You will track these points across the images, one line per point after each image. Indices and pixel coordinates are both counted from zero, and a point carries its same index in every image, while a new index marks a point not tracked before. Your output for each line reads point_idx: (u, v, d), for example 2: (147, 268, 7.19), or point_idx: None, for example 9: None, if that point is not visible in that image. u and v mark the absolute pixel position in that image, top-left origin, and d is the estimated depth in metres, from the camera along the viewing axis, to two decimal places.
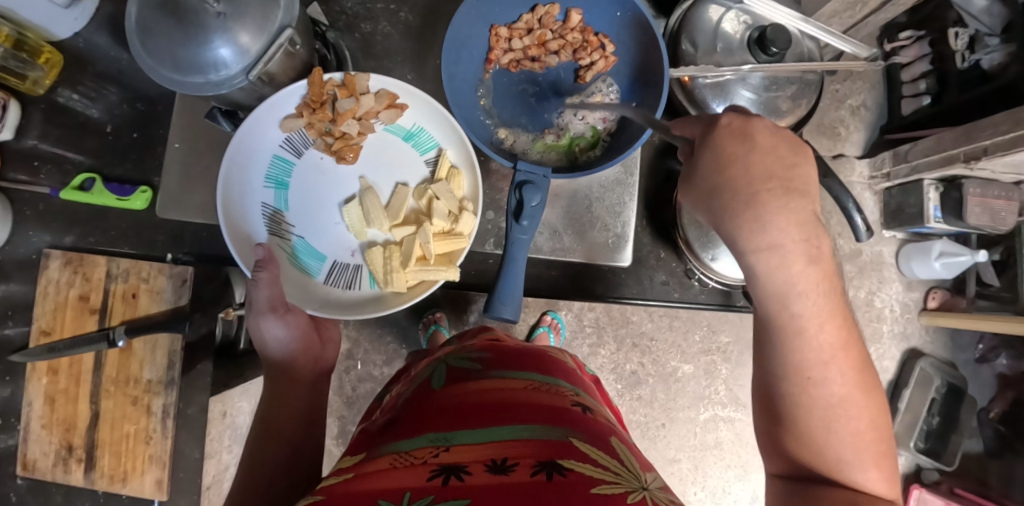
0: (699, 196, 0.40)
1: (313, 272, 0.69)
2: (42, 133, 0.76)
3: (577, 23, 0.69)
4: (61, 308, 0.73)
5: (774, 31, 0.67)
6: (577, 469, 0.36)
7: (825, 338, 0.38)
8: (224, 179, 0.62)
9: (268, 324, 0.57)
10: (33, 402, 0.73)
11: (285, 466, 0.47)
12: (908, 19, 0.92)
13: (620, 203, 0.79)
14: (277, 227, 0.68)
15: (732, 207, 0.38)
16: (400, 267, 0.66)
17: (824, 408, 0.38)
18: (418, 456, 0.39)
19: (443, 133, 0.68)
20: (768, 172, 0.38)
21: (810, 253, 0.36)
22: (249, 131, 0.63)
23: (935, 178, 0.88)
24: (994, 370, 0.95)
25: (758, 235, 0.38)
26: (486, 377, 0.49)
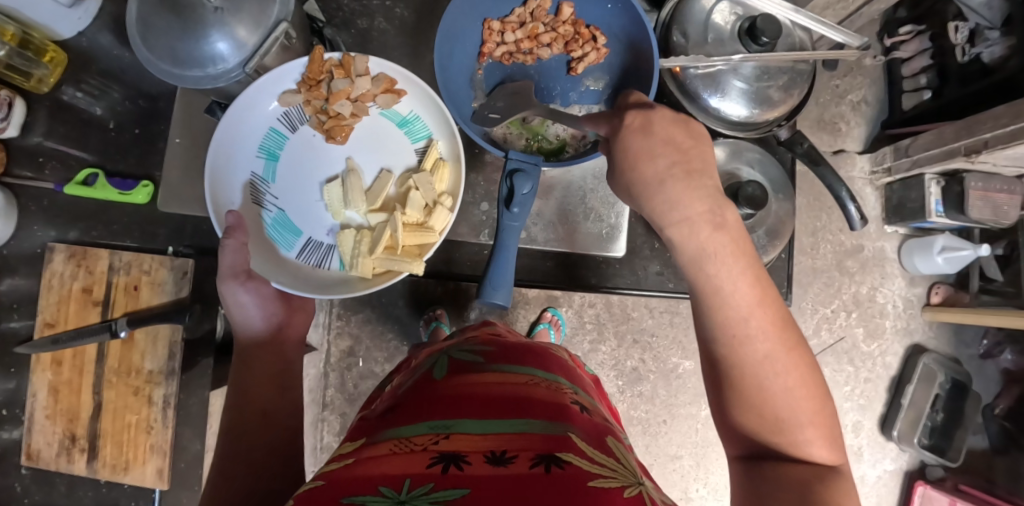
0: (649, 181, 0.44)
1: (287, 246, 0.69)
2: (47, 130, 0.78)
3: (569, 16, 0.70)
4: (65, 300, 0.75)
5: (764, 21, 0.68)
6: (575, 463, 0.37)
7: (755, 306, 0.40)
8: (217, 144, 0.64)
9: (231, 290, 0.59)
10: (37, 393, 0.74)
11: (258, 430, 0.49)
12: (908, 13, 0.93)
13: (616, 194, 0.79)
14: (258, 196, 0.68)
15: (679, 188, 0.43)
16: (367, 252, 0.67)
17: (762, 374, 0.39)
18: (418, 444, 0.39)
19: (436, 124, 0.69)
20: (685, 153, 0.44)
21: (715, 221, 0.42)
22: (251, 100, 0.65)
23: (936, 172, 0.87)
24: (999, 366, 0.95)
25: (695, 211, 0.42)
26: (486, 370, 0.50)
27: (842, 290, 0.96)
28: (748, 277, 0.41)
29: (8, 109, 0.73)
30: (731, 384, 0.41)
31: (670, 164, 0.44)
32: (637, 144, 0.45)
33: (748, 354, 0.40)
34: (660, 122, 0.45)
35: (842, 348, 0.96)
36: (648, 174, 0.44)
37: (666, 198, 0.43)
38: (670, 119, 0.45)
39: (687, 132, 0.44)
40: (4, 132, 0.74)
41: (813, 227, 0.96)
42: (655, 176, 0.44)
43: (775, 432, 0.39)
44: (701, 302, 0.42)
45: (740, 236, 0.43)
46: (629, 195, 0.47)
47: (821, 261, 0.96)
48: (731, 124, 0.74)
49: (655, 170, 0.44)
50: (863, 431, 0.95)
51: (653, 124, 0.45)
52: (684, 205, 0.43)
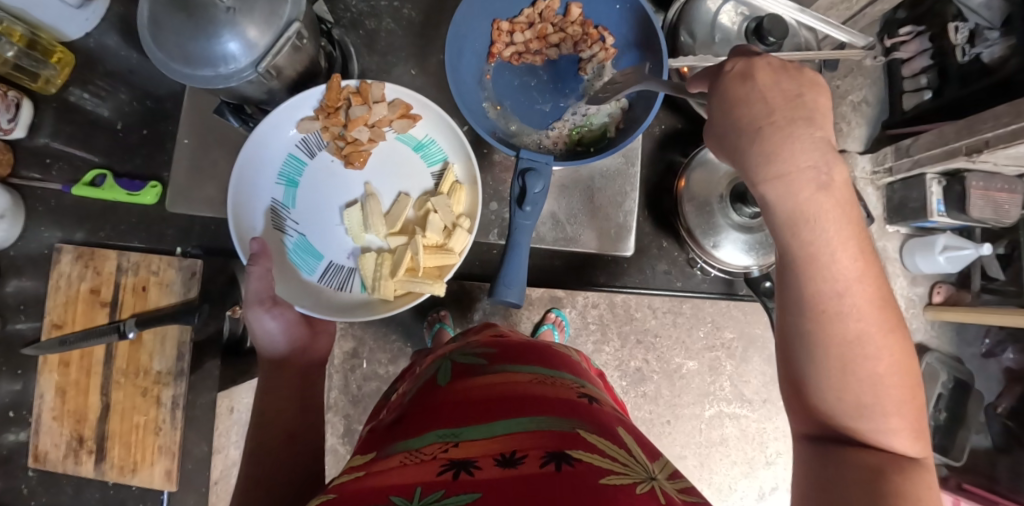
0: (744, 128, 0.39)
1: (309, 270, 0.70)
2: (53, 131, 0.77)
3: (577, 16, 0.70)
4: (72, 301, 0.75)
5: (771, 22, 0.68)
6: (585, 460, 0.37)
7: (854, 280, 0.36)
8: (237, 175, 0.65)
9: (257, 315, 0.58)
10: (45, 394, 0.74)
11: (286, 451, 0.49)
12: (907, 14, 0.94)
13: (621, 193, 0.80)
14: (279, 222, 0.69)
15: (780, 137, 0.37)
16: (389, 275, 0.67)
17: (851, 357, 0.36)
18: (428, 453, 0.40)
19: (453, 148, 0.70)
20: (793, 101, 0.38)
21: (819, 180, 0.36)
22: (269, 126, 0.66)
23: (937, 171, 0.88)
24: (1001, 365, 0.96)
25: (795, 165, 0.36)
26: (490, 372, 0.50)
27: None
28: (852, 250, 0.36)
29: (15, 110, 0.73)
30: (811, 362, 0.37)
31: (780, 109, 0.38)
32: (741, 93, 0.39)
33: (839, 335, 0.36)
34: (765, 70, 0.39)
35: None
36: (746, 122, 0.39)
37: (776, 149, 0.37)
38: (776, 67, 0.39)
39: (794, 78, 0.39)
40: (10, 133, 0.73)
41: None
42: (754, 118, 0.39)
43: (853, 419, 0.37)
44: (791, 272, 0.37)
45: (848, 198, 0.37)
46: (718, 145, 0.42)
47: None
48: None
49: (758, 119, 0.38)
50: None
51: (754, 70, 0.39)
52: (790, 161, 0.37)
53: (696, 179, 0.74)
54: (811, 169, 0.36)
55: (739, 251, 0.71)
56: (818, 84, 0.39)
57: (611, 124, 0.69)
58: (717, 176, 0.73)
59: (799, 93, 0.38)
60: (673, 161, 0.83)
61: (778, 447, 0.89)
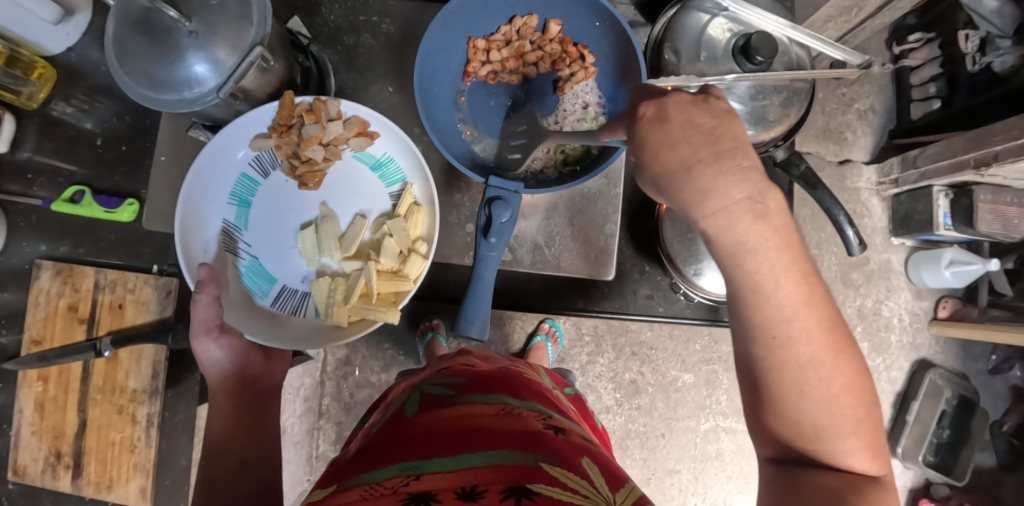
0: (674, 171, 0.35)
1: (262, 294, 0.68)
2: (36, 146, 0.78)
3: (557, 34, 0.69)
4: (51, 316, 0.75)
5: (759, 39, 0.66)
6: (546, 494, 0.34)
7: (801, 305, 0.34)
8: (185, 198, 0.63)
9: (203, 344, 0.60)
10: (24, 408, 0.75)
11: (237, 479, 0.49)
12: (918, 20, 0.91)
13: (604, 215, 0.78)
14: (231, 243, 0.67)
15: (711, 176, 0.33)
16: (342, 301, 0.66)
17: (803, 381, 0.34)
18: (389, 486, 0.37)
19: (412, 169, 0.68)
20: (712, 134, 0.34)
21: (756, 210, 0.33)
22: (219, 145, 0.64)
23: (944, 184, 0.85)
24: (1008, 381, 0.93)
25: (732, 198, 0.33)
26: (458, 403, 0.47)
27: (846, 304, 0.95)
28: (791, 269, 0.34)
29: None
30: (768, 387, 0.36)
31: (695, 145, 0.34)
32: (655, 124, 0.36)
33: (790, 359, 0.34)
34: (679, 112, 0.36)
35: None
36: (670, 165, 0.35)
37: (700, 192, 0.34)
38: (687, 101, 0.36)
39: (708, 111, 0.35)
40: None
41: (817, 239, 0.94)
42: (655, 150, 0.36)
43: (808, 441, 0.36)
44: (738, 298, 0.36)
45: (784, 222, 0.34)
46: (651, 186, 0.37)
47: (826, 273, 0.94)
48: None
49: (675, 157, 0.35)
50: None
51: (668, 112, 0.36)
52: (724, 196, 0.33)
53: None
54: (744, 203, 0.33)
55: (721, 280, 0.69)
56: (729, 110, 0.36)
57: (592, 142, 0.68)
58: None
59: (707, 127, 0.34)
60: None
61: None
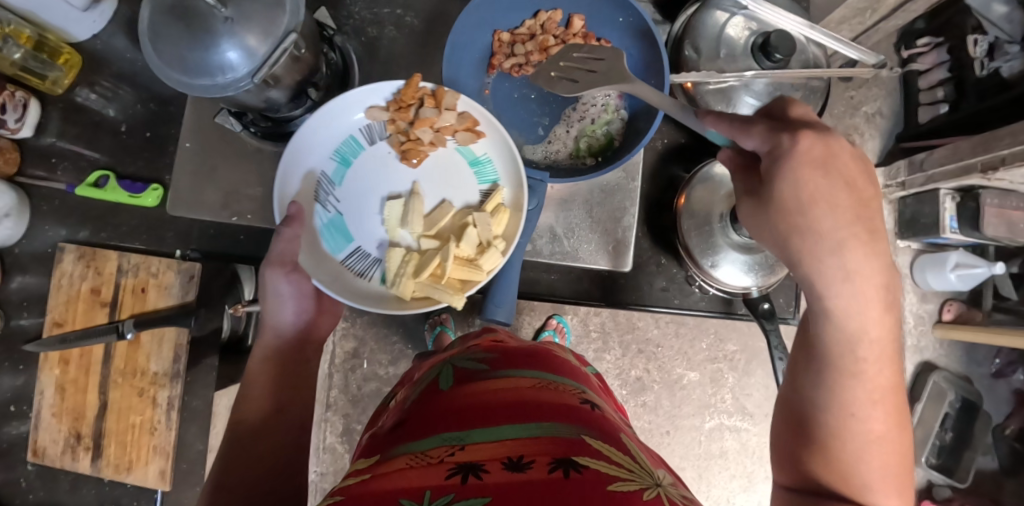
0: (801, 211, 0.39)
1: (336, 248, 0.67)
2: (59, 131, 0.79)
3: (580, 29, 0.70)
4: (73, 299, 0.76)
5: (778, 38, 0.67)
6: (592, 466, 0.36)
7: (871, 369, 0.41)
8: (294, 140, 0.64)
9: (274, 277, 0.57)
10: (45, 390, 0.76)
11: (276, 441, 0.50)
12: (926, 25, 0.93)
13: (621, 208, 0.78)
14: (321, 195, 0.67)
15: (835, 233, 0.39)
16: (412, 274, 0.64)
17: (850, 430, 0.41)
18: (434, 456, 0.39)
19: (506, 170, 0.67)
20: (849, 192, 0.39)
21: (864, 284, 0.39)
22: (341, 104, 0.65)
23: (951, 188, 0.87)
24: (1010, 386, 0.95)
25: (848, 263, 0.39)
26: (493, 377, 0.48)
27: None
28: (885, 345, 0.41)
29: (22, 110, 0.75)
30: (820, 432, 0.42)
31: (845, 220, 0.39)
32: (812, 179, 0.38)
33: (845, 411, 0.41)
34: (810, 140, 0.39)
35: None
36: (795, 203, 0.39)
37: (837, 262, 0.39)
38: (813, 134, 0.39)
39: (835, 156, 0.39)
40: (18, 132, 0.75)
41: None
42: (797, 204, 0.39)
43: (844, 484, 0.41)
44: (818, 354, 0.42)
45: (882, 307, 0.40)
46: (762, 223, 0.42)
47: None
48: None
49: (816, 222, 0.39)
50: None
51: (796, 140, 0.39)
52: (840, 260, 0.39)
53: (697, 196, 0.73)
54: (875, 276, 0.39)
55: (737, 272, 0.70)
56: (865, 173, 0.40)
57: (615, 133, 0.71)
58: (718, 193, 0.72)
59: (860, 203, 0.39)
60: (674, 177, 0.82)
61: None
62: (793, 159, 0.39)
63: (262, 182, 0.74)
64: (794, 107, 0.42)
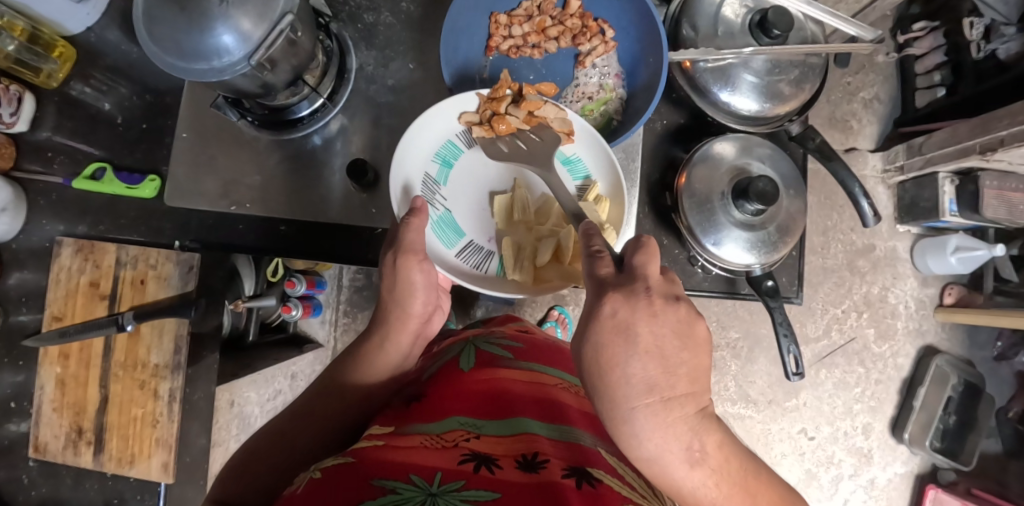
0: (593, 366, 0.39)
1: (448, 244, 0.66)
2: (55, 125, 0.79)
3: (577, 9, 0.71)
4: (72, 293, 0.76)
5: (776, 14, 0.66)
6: (606, 482, 0.36)
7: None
8: (404, 143, 0.62)
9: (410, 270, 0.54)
10: (45, 386, 0.77)
11: (337, 414, 0.54)
12: (921, 10, 0.95)
13: (622, 190, 0.73)
14: (430, 195, 0.66)
15: (626, 386, 0.38)
16: (532, 262, 0.64)
17: None
18: (449, 440, 0.39)
19: (602, 166, 0.65)
20: (631, 331, 0.38)
21: (686, 450, 0.38)
22: (441, 108, 0.64)
23: (950, 171, 0.90)
24: (1012, 368, 1.02)
25: (646, 424, 0.38)
26: (515, 367, 0.49)
27: (853, 290, 1.02)
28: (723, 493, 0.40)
29: (17, 104, 0.74)
30: None
31: (643, 391, 0.37)
32: (614, 347, 0.38)
33: None
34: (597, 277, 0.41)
35: (853, 348, 1.03)
36: (586, 358, 0.40)
37: (633, 428, 0.38)
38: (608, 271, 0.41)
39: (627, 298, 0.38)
40: (13, 127, 0.75)
41: (824, 226, 1.01)
42: (599, 367, 0.39)
43: None
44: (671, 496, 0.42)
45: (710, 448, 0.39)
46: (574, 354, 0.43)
47: (831, 260, 1.02)
48: (740, 118, 0.73)
49: (608, 388, 0.38)
50: (874, 433, 1.03)
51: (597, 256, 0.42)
52: (635, 426, 0.38)
53: (698, 175, 0.72)
54: (695, 437, 0.38)
55: (740, 252, 0.70)
56: (654, 313, 0.38)
57: (613, 113, 0.71)
58: (719, 172, 0.72)
59: (662, 374, 0.37)
60: (675, 158, 0.78)
61: (782, 448, 1.02)
62: (596, 321, 0.39)
63: (260, 170, 0.73)
64: (638, 254, 0.41)
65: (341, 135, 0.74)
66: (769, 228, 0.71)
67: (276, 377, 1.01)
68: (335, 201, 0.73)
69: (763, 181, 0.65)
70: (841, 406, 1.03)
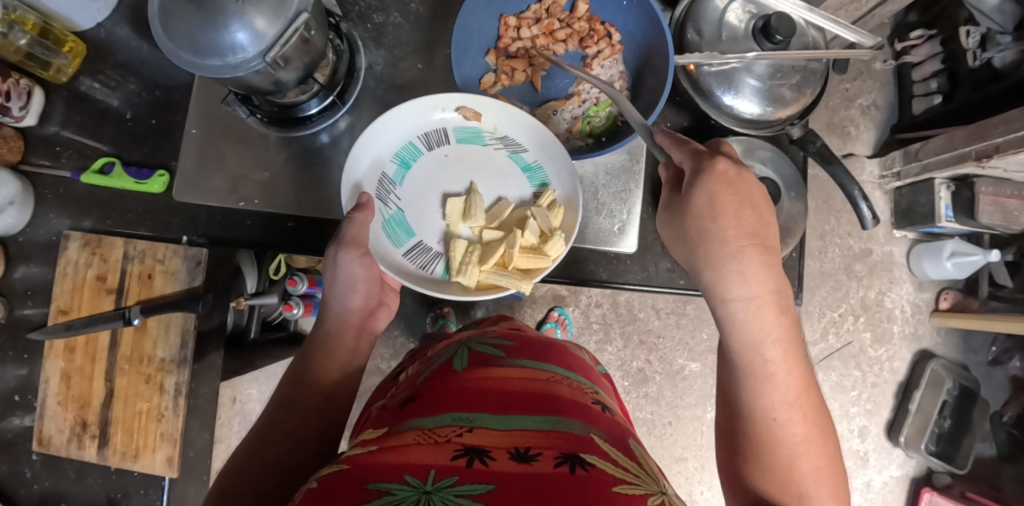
0: (701, 222, 0.45)
1: (397, 243, 0.67)
2: (63, 119, 0.79)
3: (584, 13, 0.72)
4: (79, 287, 0.77)
5: (778, 20, 0.67)
6: (599, 467, 0.37)
7: (786, 368, 0.45)
8: (360, 142, 0.65)
9: (348, 257, 0.57)
10: (50, 379, 0.77)
11: (309, 417, 0.52)
12: (919, 18, 0.97)
13: (626, 189, 0.76)
14: (384, 193, 0.68)
15: (730, 234, 0.44)
16: (478, 263, 0.64)
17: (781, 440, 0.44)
18: (442, 435, 0.39)
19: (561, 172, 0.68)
20: (735, 185, 0.44)
21: (779, 306, 0.44)
22: (402, 113, 0.67)
23: (946, 177, 0.92)
24: (1007, 373, 1.03)
25: (746, 274, 0.43)
26: (505, 365, 0.49)
27: (850, 294, 1.03)
28: (789, 355, 0.45)
29: (26, 98, 0.75)
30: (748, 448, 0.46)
31: (747, 234, 0.44)
32: (722, 193, 0.44)
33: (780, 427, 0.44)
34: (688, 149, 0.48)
35: (850, 351, 1.04)
36: (701, 211, 0.45)
37: (734, 264, 0.44)
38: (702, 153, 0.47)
39: (736, 170, 0.45)
40: (22, 120, 0.75)
41: (822, 229, 1.03)
42: (707, 211, 0.44)
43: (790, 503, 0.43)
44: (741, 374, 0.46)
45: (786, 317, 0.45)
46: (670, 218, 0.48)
47: (828, 264, 1.03)
48: (743, 122, 0.74)
49: (719, 229, 0.44)
50: (870, 436, 1.04)
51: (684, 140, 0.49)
52: (740, 277, 0.44)
53: None
54: (776, 289, 0.44)
55: None
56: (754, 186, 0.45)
57: (617, 114, 0.71)
58: None
59: (758, 226, 0.44)
60: None
61: None
62: (707, 174, 0.44)
63: (267, 167, 0.74)
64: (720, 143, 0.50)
65: (348, 133, 0.75)
66: None
67: (278, 375, 1.01)
68: (340, 200, 0.74)
69: None
70: (837, 409, 1.04)
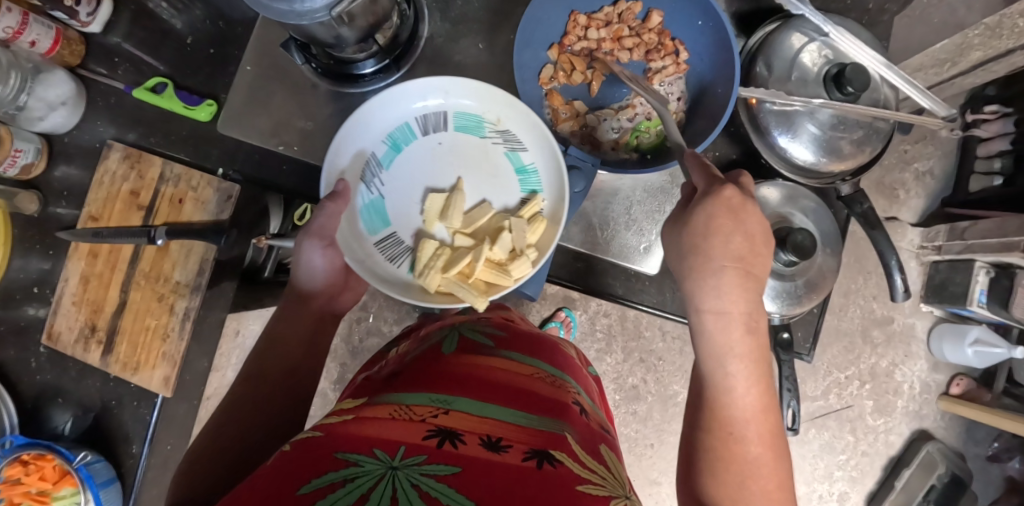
0: (696, 236, 0.47)
1: (371, 231, 0.67)
2: (126, 33, 0.80)
3: (656, 25, 0.71)
4: (112, 198, 0.79)
5: (853, 71, 0.65)
6: (566, 465, 0.36)
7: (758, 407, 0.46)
8: (354, 119, 0.64)
9: (309, 250, 0.57)
10: (69, 279, 0.80)
11: (270, 388, 0.53)
12: (998, 92, 0.92)
13: (659, 210, 0.77)
14: (366, 175, 0.67)
15: (719, 249, 0.46)
16: (441, 268, 0.64)
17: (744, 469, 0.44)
18: (417, 413, 0.39)
19: (552, 182, 0.67)
20: (737, 207, 0.46)
21: (749, 326, 0.46)
22: (402, 94, 0.65)
23: (988, 261, 0.88)
24: (1004, 471, 1.01)
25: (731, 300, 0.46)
26: (492, 355, 0.49)
27: (861, 359, 1.01)
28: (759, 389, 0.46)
29: (95, 6, 0.75)
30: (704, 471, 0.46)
31: (733, 258, 0.46)
32: (722, 217, 0.46)
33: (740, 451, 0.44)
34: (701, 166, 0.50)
35: (848, 415, 1.01)
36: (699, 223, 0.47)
37: (715, 284, 0.46)
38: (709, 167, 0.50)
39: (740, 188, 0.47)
40: (87, 26, 0.76)
41: (848, 287, 1.00)
42: (705, 227, 0.47)
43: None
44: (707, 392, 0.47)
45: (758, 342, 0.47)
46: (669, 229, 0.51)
47: (846, 324, 1.00)
48: (794, 167, 0.72)
49: (713, 251, 0.46)
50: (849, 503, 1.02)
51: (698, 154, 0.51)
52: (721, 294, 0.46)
53: None
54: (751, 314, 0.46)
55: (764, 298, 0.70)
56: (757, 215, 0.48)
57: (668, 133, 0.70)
58: None
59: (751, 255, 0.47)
60: None
61: None
62: (712, 195, 0.46)
63: (312, 117, 0.75)
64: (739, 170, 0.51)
65: None
66: (798, 280, 0.71)
67: None
68: None
69: (803, 234, 0.64)
70: (822, 469, 1.02)
